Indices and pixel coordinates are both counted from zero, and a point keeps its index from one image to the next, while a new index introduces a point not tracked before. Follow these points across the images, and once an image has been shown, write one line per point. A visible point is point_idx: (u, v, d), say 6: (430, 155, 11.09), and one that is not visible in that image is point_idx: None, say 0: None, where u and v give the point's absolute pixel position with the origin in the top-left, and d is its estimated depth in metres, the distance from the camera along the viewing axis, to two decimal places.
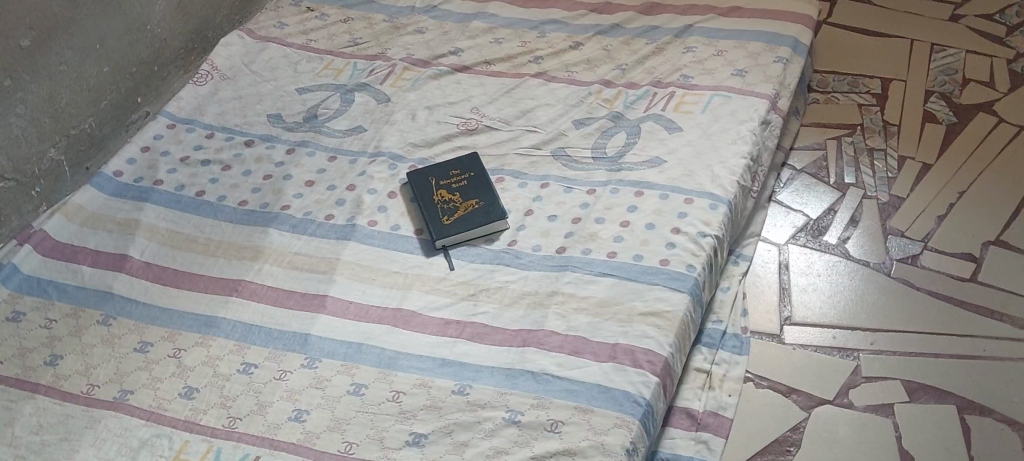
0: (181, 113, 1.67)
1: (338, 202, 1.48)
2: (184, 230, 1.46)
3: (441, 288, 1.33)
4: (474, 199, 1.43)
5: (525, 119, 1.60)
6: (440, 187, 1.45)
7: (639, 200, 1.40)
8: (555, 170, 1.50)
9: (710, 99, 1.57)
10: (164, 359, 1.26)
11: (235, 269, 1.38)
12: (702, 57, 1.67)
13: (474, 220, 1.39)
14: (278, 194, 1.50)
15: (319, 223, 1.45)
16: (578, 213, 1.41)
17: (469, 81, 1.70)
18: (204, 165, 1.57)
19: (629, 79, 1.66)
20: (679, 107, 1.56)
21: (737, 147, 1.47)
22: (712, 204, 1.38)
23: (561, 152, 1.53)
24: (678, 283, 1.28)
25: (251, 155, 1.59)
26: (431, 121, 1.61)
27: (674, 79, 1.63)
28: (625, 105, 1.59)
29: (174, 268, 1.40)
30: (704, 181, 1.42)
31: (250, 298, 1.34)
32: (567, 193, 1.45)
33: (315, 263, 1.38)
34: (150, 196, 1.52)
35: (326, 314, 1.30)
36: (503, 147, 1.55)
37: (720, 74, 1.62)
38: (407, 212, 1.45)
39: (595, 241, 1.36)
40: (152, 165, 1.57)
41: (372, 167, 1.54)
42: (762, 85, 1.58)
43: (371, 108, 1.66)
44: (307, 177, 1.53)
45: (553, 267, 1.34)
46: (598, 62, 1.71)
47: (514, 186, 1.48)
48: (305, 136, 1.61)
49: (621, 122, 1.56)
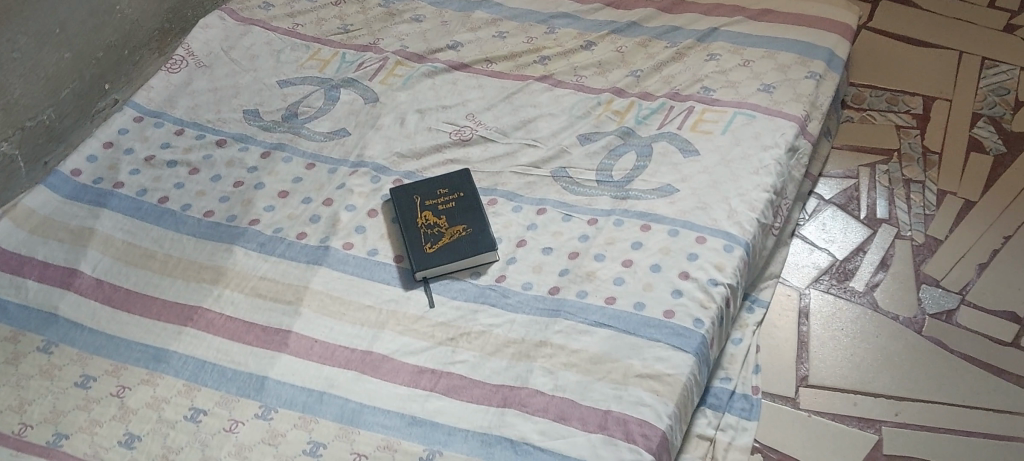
0: (150, 104, 1.53)
1: (312, 218, 1.35)
2: (141, 243, 1.33)
3: (417, 329, 1.20)
4: (461, 225, 1.29)
5: (525, 130, 1.44)
6: (426, 208, 1.31)
7: (645, 236, 1.26)
8: (554, 193, 1.35)
9: (732, 118, 1.41)
10: (105, 398, 1.13)
11: (193, 293, 1.26)
12: (727, 66, 1.50)
13: (459, 250, 1.26)
14: (247, 206, 1.37)
15: (291, 244, 1.31)
16: (576, 246, 1.27)
17: (467, 82, 1.54)
18: (170, 167, 1.43)
19: (644, 88, 1.49)
20: (696, 125, 1.40)
21: (759, 178, 1.31)
22: (728, 244, 1.23)
23: (563, 172, 1.38)
24: (681, 340, 1.13)
25: (222, 157, 1.45)
26: (421, 128, 1.47)
27: (693, 91, 1.47)
28: (637, 119, 1.43)
29: (127, 288, 1.27)
30: (719, 217, 1.27)
31: (206, 329, 1.21)
32: (566, 222, 1.30)
33: (280, 290, 1.25)
34: (108, 201, 1.38)
35: (287, 354, 1.17)
36: (499, 163, 1.40)
37: (745, 89, 1.45)
38: (388, 235, 1.32)
39: (593, 282, 1.22)
40: (113, 164, 1.43)
41: (352, 178, 1.39)
42: (791, 104, 1.41)
43: (357, 109, 1.51)
44: (281, 187, 1.39)
45: (543, 311, 1.20)
46: (610, 66, 1.54)
47: (507, 210, 1.33)
48: (283, 138, 1.47)
49: (631, 140, 1.40)
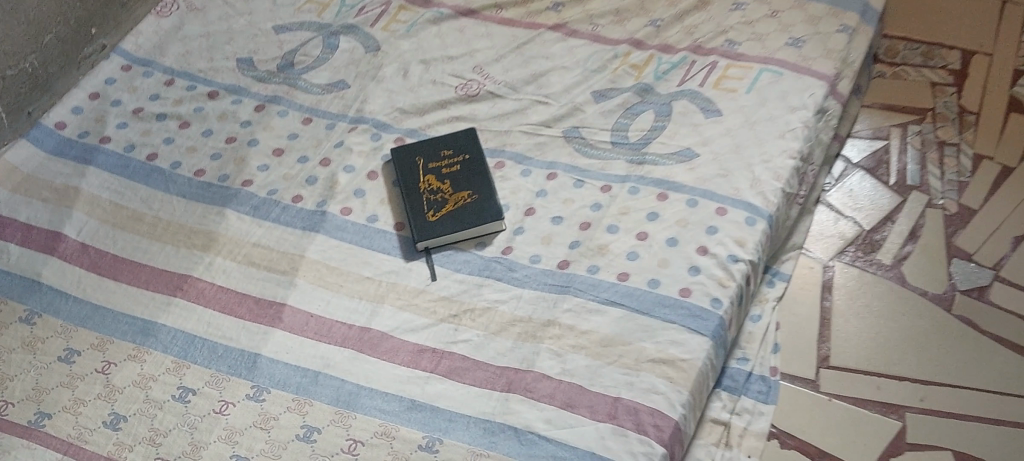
0: (138, 52, 1.44)
1: (308, 179, 1.27)
2: (128, 204, 1.26)
3: (417, 304, 1.13)
4: (466, 191, 1.22)
5: (535, 85, 1.35)
6: (428, 172, 1.24)
7: (661, 206, 1.18)
8: (565, 156, 1.27)
9: (758, 75, 1.31)
10: (90, 375, 1.08)
11: (183, 260, 1.19)
12: (754, 17, 1.39)
13: (464, 218, 1.19)
14: (241, 165, 1.29)
15: (286, 207, 1.24)
16: (588, 216, 1.19)
17: (475, 30, 1.44)
18: (159, 120, 1.35)
19: (664, 39, 1.39)
20: (720, 83, 1.31)
21: (785, 143, 1.23)
22: (750, 217, 1.15)
23: (575, 132, 1.29)
24: (698, 323, 1.07)
25: (214, 110, 1.36)
26: (425, 80, 1.38)
27: (717, 44, 1.36)
28: (656, 75, 1.33)
29: (113, 253, 1.21)
30: (741, 186, 1.19)
31: (196, 300, 1.15)
32: (577, 189, 1.23)
33: (275, 259, 1.19)
34: (94, 157, 1.31)
35: (281, 329, 1.11)
36: (508, 121, 1.31)
37: (773, 43, 1.35)
38: (388, 200, 1.24)
39: (605, 256, 1.14)
40: (100, 117, 1.36)
41: (351, 136, 1.31)
42: (822, 60, 1.31)
43: (358, 59, 1.42)
44: (276, 144, 1.32)
45: (552, 287, 1.13)
46: (628, 15, 1.44)
47: (515, 174, 1.25)
48: (278, 90, 1.38)
49: (650, 98, 1.31)
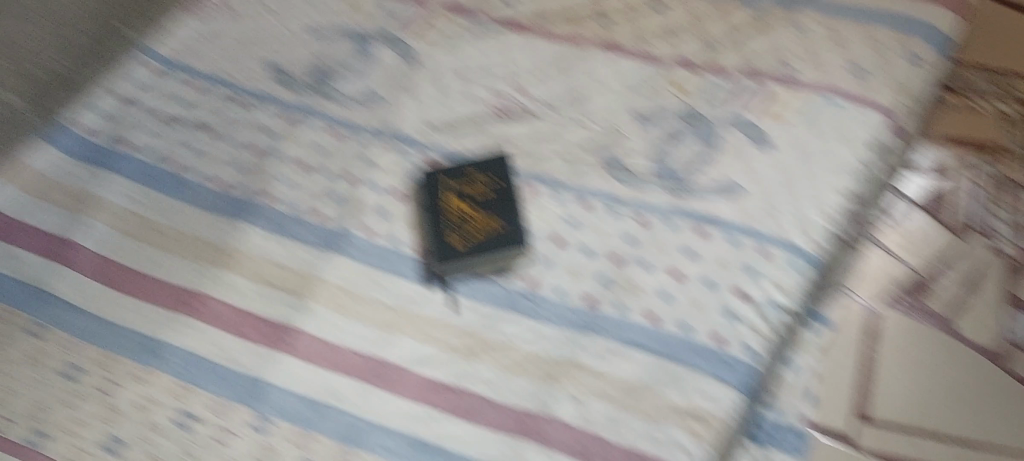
0: (168, 52, 1.41)
1: (331, 195, 1.22)
2: (144, 213, 1.21)
3: (435, 336, 1.07)
4: (493, 216, 1.13)
5: (573, 105, 1.29)
6: (454, 193, 1.17)
7: (700, 242, 1.11)
8: (601, 183, 1.19)
9: (813, 104, 1.23)
10: (89, 393, 1.06)
11: (194, 274, 1.15)
12: (812, 39, 1.30)
13: (487, 245, 1.11)
14: (263, 177, 1.24)
15: (304, 224, 1.19)
16: (620, 249, 1.12)
17: (516, 42, 1.37)
18: (183, 125, 1.31)
19: (715, 60, 1.31)
20: (772, 110, 1.23)
21: (837, 181, 1.15)
22: (794, 261, 1.08)
23: (611, 157, 1.22)
24: (730, 374, 1.00)
25: (240, 117, 1.32)
26: (460, 95, 1.32)
27: (769, 67, 1.28)
28: (704, 99, 1.26)
29: (125, 264, 1.16)
30: (788, 226, 1.11)
31: (206, 320, 1.10)
32: (610, 218, 1.16)
33: (289, 279, 1.14)
34: (115, 162, 1.27)
35: (291, 356, 1.07)
36: (541, 142, 1.25)
37: (832, 69, 1.26)
38: (411, 221, 1.18)
39: (637, 295, 1.07)
40: (126, 121, 1.33)
41: (379, 152, 1.26)
42: (884, 92, 1.23)
43: (391, 70, 1.35)
44: (300, 156, 1.26)
45: (576, 326, 1.06)
46: (679, 31, 1.35)
47: (547, 199, 1.18)
48: (307, 99, 1.33)
49: (696, 123, 1.24)
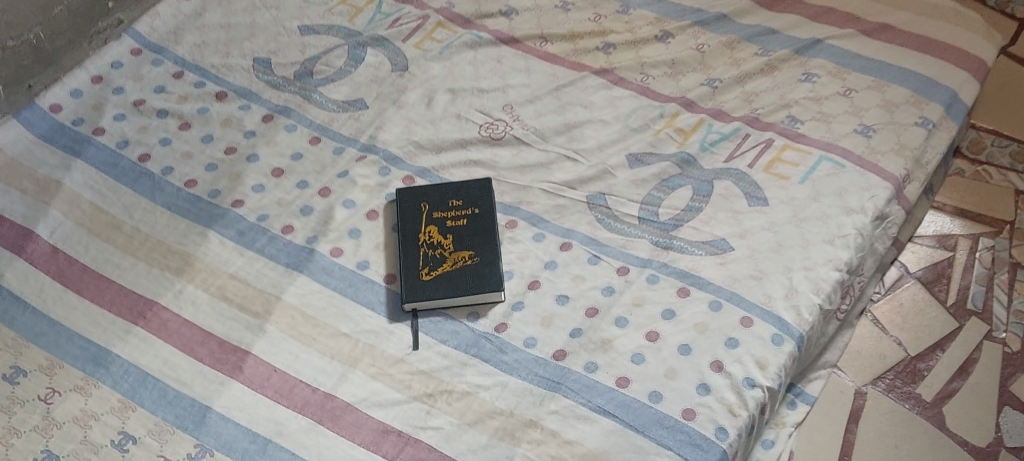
0: (153, 36, 1.35)
1: (303, 209, 1.17)
2: (109, 209, 1.17)
3: (392, 375, 1.02)
4: (468, 250, 1.10)
5: (566, 137, 1.23)
6: (431, 222, 1.13)
7: (680, 303, 1.05)
8: (585, 225, 1.14)
9: (816, 163, 1.16)
10: (30, 402, 1.00)
11: (153, 282, 1.10)
12: (824, 92, 1.24)
13: (459, 282, 1.07)
14: (235, 181, 1.19)
15: (273, 238, 1.14)
16: (597, 301, 1.07)
17: (513, 62, 1.31)
18: (159, 117, 1.26)
19: (719, 103, 1.25)
20: (772, 166, 1.17)
21: (832, 250, 1.08)
22: (777, 335, 1.01)
23: (600, 199, 1.16)
24: (697, 454, 0.93)
25: (218, 114, 1.26)
26: (449, 113, 1.26)
27: (777, 118, 1.22)
28: (702, 145, 1.20)
29: (83, 263, 1.12)
30: (774, 294, 1.05)
31: (157, 333, 1.06)
32: (591, 265, 1.10)
33: (249, 296, 1.09)
34: (84, 150, 1.22)
35: (239, 382, 1.01)
36: (529, 175, 1.19)
37: (841, 126, 1.20)
38: (385, 246, 1.13)
39: (607, 354, 1.02)
40: (98, 104, 1.27)
41: (357, 167, 1.20)
42: (891, 156, 1.16)
43: (381, 77, 1.30)
44: (276, 164, 1.21)
45: (541, 381, 1.01)
46: (684, 68, 1.29)
47: (527, 237, 1.13)
48: (290, 100, 1.28)
49: (690, 171, 1.18)
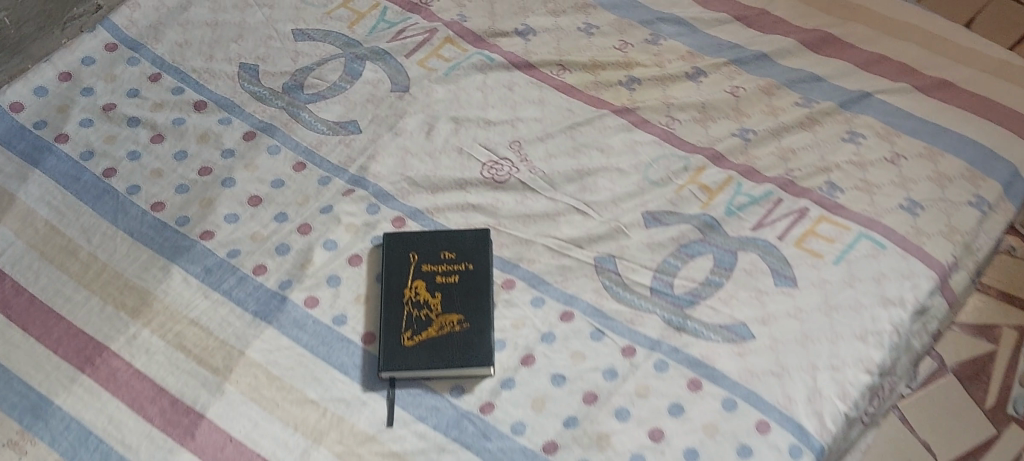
0: (132, 31, 1.23)
1: (279, 248, 1.05)
2: (66, 231, 1.05)
3: (360, 455, 0.91)
4: (457, 313, 0.99)
5: (578, 186, 1.10)
6: (419, 276, 1.01)
7: (689, 398, 0.93)
8: (591, 292, 1.02)
9: (854, 241, 1.04)
10: None
11: (106, 322, 0.99)
12: (868, 156, 1.11)
13: (445, 351, 0.96)
14: (206, 209, 1.08)
15: (243, 280, 1.03)
16: (596, 385, 0.95)
17: (526, 91, 1.19)
18: (130, 125, 1.14)
19: (751, 159, 1.12)
20: (804, 240, 1.04)
21: (864, 349, 0.96)
22: (796, 446, 0.89)
23: (610, 262, 1.04)
24: None
25: (195, 126, 1.14)
26: (450, 146, 1.14)
27: (814, 184, 1.09)
28: (728, 209, 1.08)
29: (31, 293, 1.01)
30: (796, 396, 0.93)
31: (104, 383, 0.95)
32: (594, 341, 0.98)
33: (209, 349, 0.98)
34: (43, 160, 1.10)
35: (188, 451, 0.90)
36: (532, 227, 1.07)
37: (884, 199, 1.07)
38: (366, 299, 1.02)
39: (602, 452, 0.90)
40: (64, 107, 1.15)
41: (344, 202, 1.08)
42: (938, 241, 1.04)
43: (379, 97, 1.18)
44: (254, 190, 1.09)
45: None
46: (715, 113, 1.16)
47: (525, 301, 1.02)
48: (276, 117, 1.15)
49: (712, 236, 1.06)
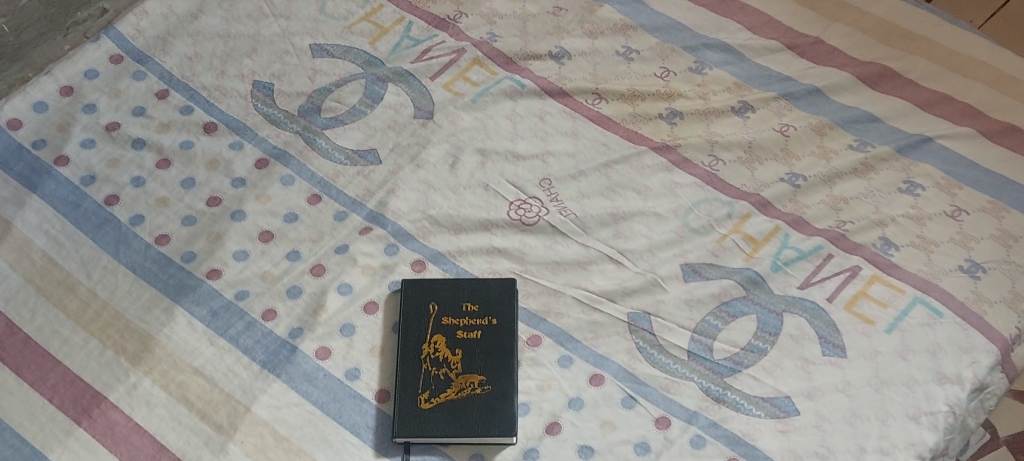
0: (138, 41, 1.17)
1: (291, 290, 0.98)
2: (64, 264, 0.99)
3: None
4: (478, 374, 0.91)
5: (612, 232, 1.03)
6: (438, 330, 0.94)
7: None
8: (623, 353, 0.95)
9: (908, 306, 0.96)
10: None
11: (105, 369, 0.92)
12: (926, 210, 1.04)
13: (464, 417, 0.89)
14: (214, 243, 1.01)
15: (251, 325, 0.96)
16: (626, 460, 0.88)
17: (560, 121, 1.12)
18: (134, 148, 1.08)
19: (800, 207, 1.05)
20: (854, 303, 0.97)
21: (915, 430, 0.88)
22: None
23: (644, 320, 0.97)
24: None
25: (203, 150, 1.08)
26: (475, 181, 1.07)
27: (866, 239, 1.02)
28: (774, 264, 1.00)
29: (26, 334, 0.94)
30: None
31: (101, 439, 0.88)
32: (625, 409, 0.91)
33: (213, 403, 0.91)
34: (42, 184, 1.04)
35: None
36: (561, 276, 1.00)
37: (943, 259, 0.99)
38: (381, 352, 0.95)
39: None
40: (64, 125, 1.09)
41: (361, 241, 1.02)
42: (1001, 310, 0.95)
43: (401, 123, 1.11)
44: (265, 225, 1.03)
45: None
46: (762, 154, 1.09)
47: (552, 360, 0.94)
48: (291, 143, 1.09)
49: (756, 294, 0.98)
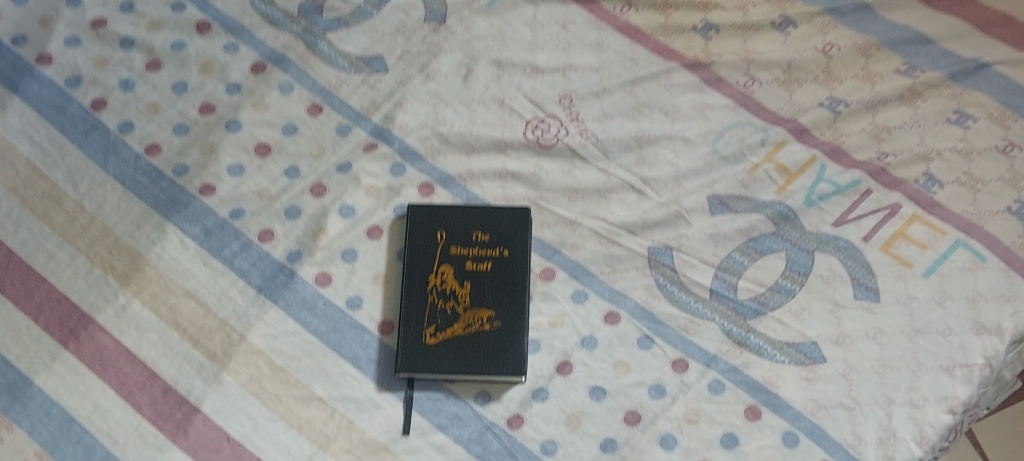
0: None
1: (290, 210, 0.92)
2: (50, 174, 0.92)
3: None
4: (487, 308, 0.86)
5: (635, 157, 0.96)
6: (446, 260, 0.88)
7: (746, 429, 0.81)
8: (642, 290, 0.89)
9: (950, 250, 0.90)
10: None
11: (92, 289, 0.86)
12: (976, 144, 0.96)
13: (471, 354, 0.84)
14: (208, 155, 0.94)
15: (247, 246, 0.90)
16: (641, 404, 0.83)
17: (584, 30, 1.04)
18: (122, 48, 1.01)
19: (839, 136, 0.97)
20: (892, 243, 0.90)
21: (949, 384, 0.83)
22: None
23: (665, 255, 0.90)
24: None
25: (197, 53, 1.01)
26: (490, 95, 1.00)
27: (909, 174, 0.94)
28: (808, 199, 0.93)
29: (10, 247, 0.88)
30: (865, 435, 0.81)
31: (90, 363, 0.82)
32: (641, 350, 0.86)
33: (207, 329, 0.85)
34: (24, 85, 0.97)
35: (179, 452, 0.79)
36: (578, 206, 0.93)
37: (990, 200, 0.92)
38: (384, 280, 0.89)
39: None
40: (48, 20, 1.02)
41: (365, 159, 0.95)
42: None
43: (411, 28, 1.04)
44: (263, 137, 0.96)
45: None
46: (802, 74, 1.01)
47: (565, 295, 0.89)
48: (291, 48, 1.02)
49: (787, 231, 0.91)
